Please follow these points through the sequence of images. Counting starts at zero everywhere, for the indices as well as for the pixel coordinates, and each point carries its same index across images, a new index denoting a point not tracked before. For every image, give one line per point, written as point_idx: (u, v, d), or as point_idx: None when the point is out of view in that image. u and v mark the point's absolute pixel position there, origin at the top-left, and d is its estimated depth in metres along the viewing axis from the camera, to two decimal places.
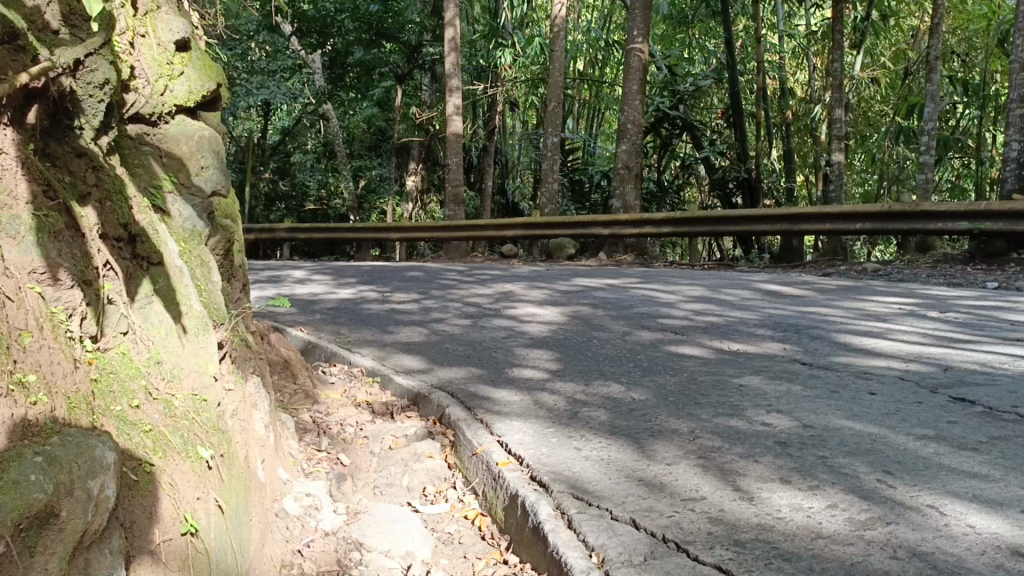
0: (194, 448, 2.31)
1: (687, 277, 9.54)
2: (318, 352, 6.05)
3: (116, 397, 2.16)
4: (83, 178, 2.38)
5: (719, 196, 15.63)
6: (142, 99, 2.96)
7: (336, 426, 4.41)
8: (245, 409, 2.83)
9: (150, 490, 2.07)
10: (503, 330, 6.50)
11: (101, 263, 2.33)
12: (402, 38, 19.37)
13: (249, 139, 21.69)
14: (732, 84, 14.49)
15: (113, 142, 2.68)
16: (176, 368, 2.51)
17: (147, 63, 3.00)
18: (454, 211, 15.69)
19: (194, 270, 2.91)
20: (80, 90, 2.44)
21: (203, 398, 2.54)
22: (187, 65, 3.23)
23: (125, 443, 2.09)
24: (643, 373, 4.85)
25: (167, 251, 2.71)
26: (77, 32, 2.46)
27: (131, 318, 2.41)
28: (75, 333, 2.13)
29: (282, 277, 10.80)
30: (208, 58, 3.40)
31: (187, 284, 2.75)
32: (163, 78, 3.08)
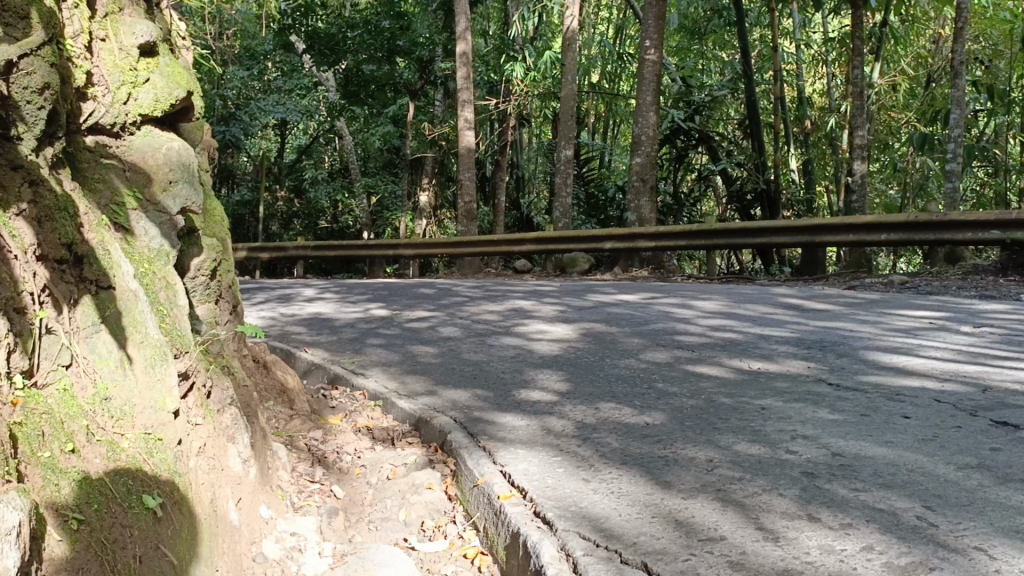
0: (138, 498, 2.14)
1: (705, 292, 9.26)
2: (321, 374, 5.83)
3: (46, 442, 1.95)
4: (17, 193, 2.19)
5: (737, 209, 15.33)
6: (101, 109, 2.84)
7: (333, 453, 4.17)
8: (211, 447, 2.68)
9: (77, 550, 1.86)
10: (513, 349, 6.25)
11: (38, 289, 2.15)
12: (414, 54, 19.28)
13: (263, 157, 21.65)
14: (749, 94, 14.24)
15: (61, 154, 2.50)
16: (126, 403, 2.34)
17: (108, 68, 2.88)
18: (466, 227, 15.47)
19: (156, 292, 2.77)
20: (17, 95, 2.23)
21: (156, 438, 2.38)
22: (154, 71, 3.09)
23: (52, 495, 1.89)
24: (659, 395, 4.59)
25: (122, 274, 2.55)
26: (11, 30, 2.23)
27: (75, 349, 2.24)
28: (0, 369, 1.92)
29: (291, 295, 10.63)
30: (177, 65, 3.26)
31: (144, 310, 2.59)
32: (126, 85, 2.94)
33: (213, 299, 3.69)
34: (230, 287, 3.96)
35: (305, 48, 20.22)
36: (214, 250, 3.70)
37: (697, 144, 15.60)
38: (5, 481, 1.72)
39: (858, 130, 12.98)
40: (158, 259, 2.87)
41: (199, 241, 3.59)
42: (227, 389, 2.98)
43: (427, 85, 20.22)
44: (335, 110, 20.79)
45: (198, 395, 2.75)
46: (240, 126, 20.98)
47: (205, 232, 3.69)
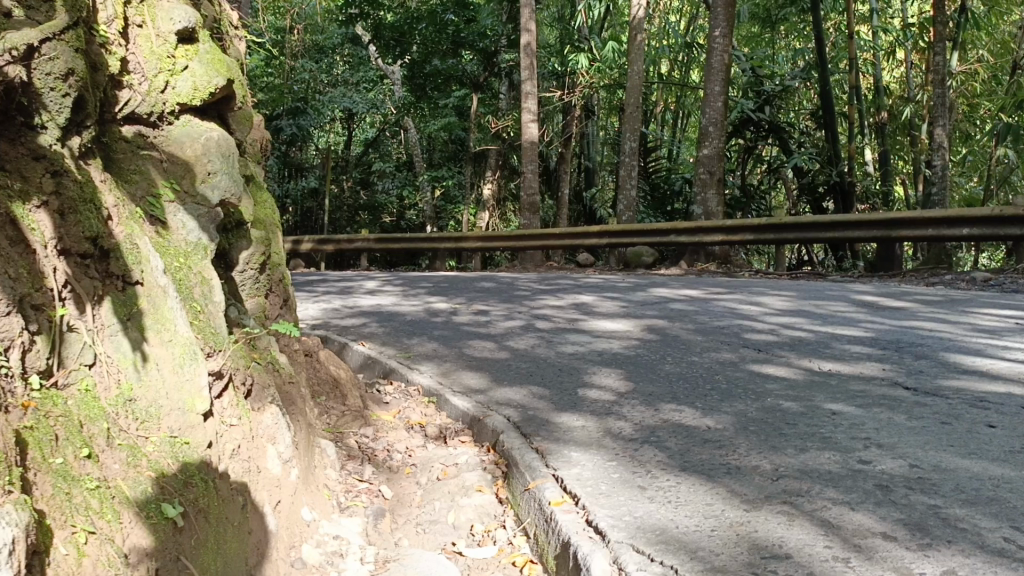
0: (158, 508, 2.08)
1: (774, 287, 8.93)
2: (376, 369, 5.76)
3: (58, 448, 1.92)
4: (38, 185, 2.18)
5: (809, 201, 14.76)
6: (137, 97, 2.83)
7: (383, 452, 4.09)
8: (248, 447, 2.63)
9: (85, 563, 1.82)
10: (571, 345, 6.09)
11: (57, 285, 2.13)
12: (479, 45, 19.17)
13: (329, 150, 21.89)
14: (824, 82, 13.68)
15: (90, 145, 2.47)
16: (154, 405, 2.31)
17: (144, 56, 2.87)
18: (529, 220, 15.32)
19: (191, 289, 2.69)
20: (40, 82, 2.22)
21: (183, 441, 2.33)
22: (192, 58, 3.04)
23: (62, 505, 1.85)
24: (722, 396, 4.37)
25: (151, 268, 2.50)
26: (33, 13, 2.27)
27: (99, 348, 2.21)
28: (13, 370, 1.91)
29: (353, 288, 10.66)
30: (218, 52, 3.20)
31: (173, 306, 2.54)
32: (163, 72, 2.92)
33: (262, 293, 3.65)
34: (281, 281, 3.93)
35: (371, 42, 20.35)
36: (263, 242, 3.65)
37: (768, 136, 15.07)
38: (5, 492, 1.67)
39: (941, 119, 12.35)
40: (195, 253, 2.81)
41: (248, 234, 3.55)
42: (270, 387, 2.93)
43: (492, 77, 20.10)
44: (400, 104, 20.83)
45: (234, 393, 2.70)
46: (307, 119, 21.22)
47: (254, 226, 3.65)
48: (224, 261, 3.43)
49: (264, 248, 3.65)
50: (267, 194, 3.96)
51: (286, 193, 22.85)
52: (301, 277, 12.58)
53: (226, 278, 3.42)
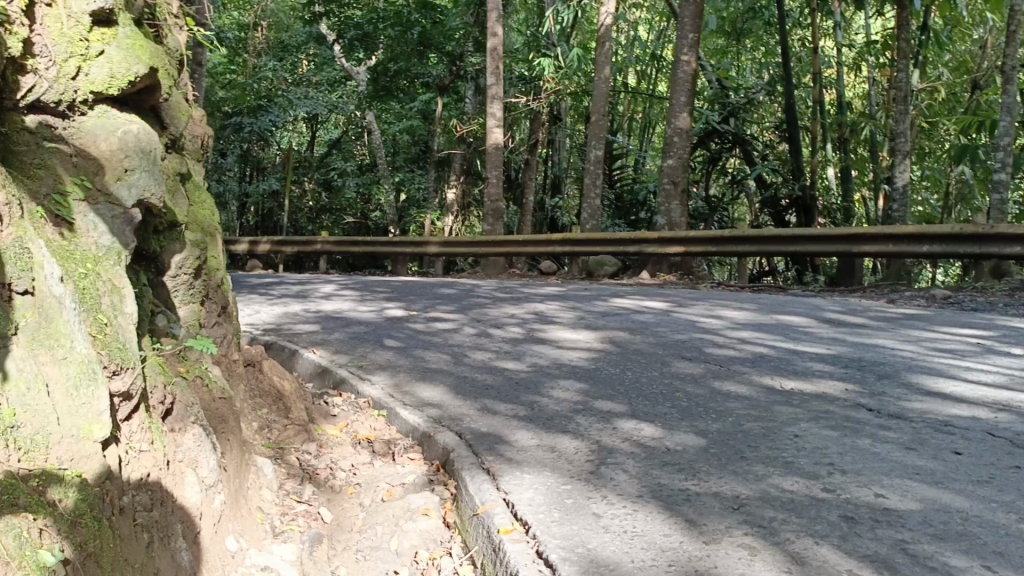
0: (36, 554, 1.76)
1: (736, 300, 8.85)
2: (327, 378, 5.53)
3: None
4: None
5: (771, 214, 14.76)
6: (44, 84, 2.56)
7: (325, 469, 3.87)
8: (158, 475, 2.41)
9: None
10: (529, 357, 5.91)
11: None
12: (446, 48, 18.87)
13: (291, 151, 21.48)
14: (788, 96, 13.70)
15: None
16: (39, 432, 1.99)
17: (53, 39, 2.59)
18: (492, 225, 15.15)
19: (97, 296, 2.41)
20: None
21: (75, 472, 2.03)
22: (109, 43, 2.78)
23: None
24: (682, 415, 4.21)
25: (43, 276, 2.16)
26: None
27: None
28: None
29: (309, 291, 10.38)
30: (140, 37, 2.96)
31: (70, 318, 2.21)
32: (75, 58, 2.65)
33: (197, 300, 3.43)
34: (219, 287, 3.71)
35: (336, 42, 20.04)
36: (198, 246, 3.43)
37: (733, 148, 15.07)
38: None
39: (903, 135, 12.40)
40: (107, 259, 2.57)
41: (182, 236, 3.33)
42: (193, 405, 2.76)
43: (458, 81, 19.88)
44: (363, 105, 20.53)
45: (147, 414, 2.48)
46: (268, 118, 20.82)
47: (190, 229, 3.45)
48: (155, 266, 3.20)
49: (199, 252, 3.43)
50: (208, 195, 3.77)
51: (246, 193, 22.37)
52: (256, 279, 12.25)
53: (157, 284, 3.20)
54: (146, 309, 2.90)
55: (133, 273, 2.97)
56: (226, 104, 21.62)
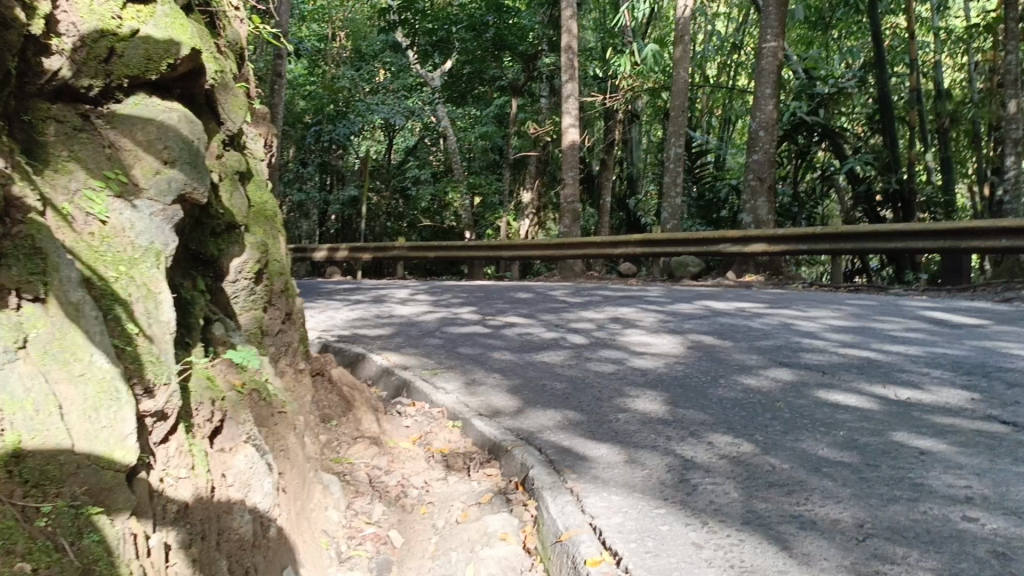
0: None
1: (830, 301, 8.28)
2: (396, 383, 5.31)
3: None
4: None
5: (864, 211, 13.94)
6: (70, 65, 2.39)
7: (397, 486, 3.61)
8: (201, 503, 2.18)
9: None
10: (611, 363, 5.57)
11: None
12: (520, 49, 18.57)
13: (368, 158, 21.57)
14: (881, 84, 12.89)
15: None
16: (50, 460, 1.74)
17: (81, 16, 2.41)
18: (570, 227, 14.79)
19: (126, 301, 2.18)
20: None
21: (91, 510, 1.78)
22: (145, 21, 2.60)
23: None
24: (785, 428, 3.79)
25: (58, 280, 1.96)
26: None
27: None
28: None
29: (385, 297, 10.25)
30: (179, 14, 2.77)
31: (89, 326, 1.98)
32: (106, 38, 2.47)
33: (259, 307, 3.23)
34: (283, 293, 3.49)
35: (410, 47, 20.05)
36: (258, 249, 3.23)
37: (822, 141, 14.33)
38: None
39: (1014, 119, 11.46)
40: (144, 260, 2.34)
41: (241, 239, 3.13)
42: (247, 424, 2.57)
43: (533, 81, 19.63)
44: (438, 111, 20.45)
45: (187, 434, 2.26)
46: (346, 124, 20.99)
47: (248, 231, 3.24)
48: (212, 270, 3.00)
49: (260, 255, 3.22)
50: (271, 195, 3.60)
51: (326, 201, 22.55)
52: (332, 285, 12.19)
53: (216, 289, 3.00)
54: (198, 316, 2.68)
55: (186, 278, 2.79)
56: (306, 114, 21.90)
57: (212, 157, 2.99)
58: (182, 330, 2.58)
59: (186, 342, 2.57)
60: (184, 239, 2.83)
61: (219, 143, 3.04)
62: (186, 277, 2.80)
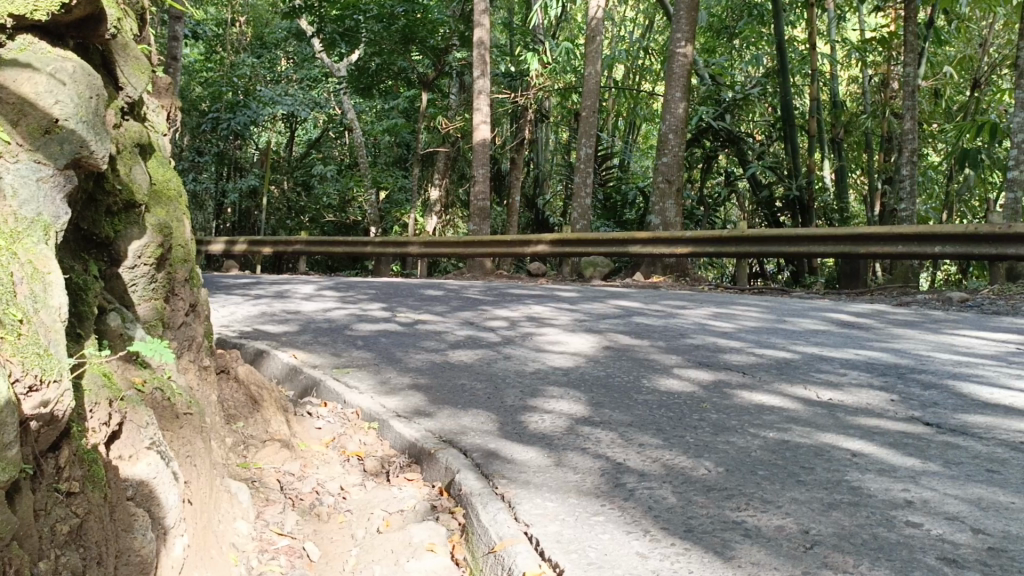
0: None
1: (739, 303, 8.39)
2: (303, 381, 5.00)
3: None
4: None
5: (765, 216, 14.30)
6: None
7: (310, 493, 3.34)
8: (94, 521, 1.87)
9: None
10: (531, 362, 5.41)
11: None
12: (430, 43, 18.27)
13: (269, 148, 20.78)
14: (784, 93, 13.24)
15: None
16: None
17: None
18: (479, 226, 14.61)
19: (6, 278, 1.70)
20: None
21: None
22: None
23: None
24: (715, 430, 3.71)
25: None
26: None
27: None
28: None
29: (288, 292, 9.80)
30: None
31: None
32: None
33: (160, 297, 2.90)
34: (187, 282, 3.16)
35: (315, 36, 19.40)
36: (160, 232, 2.90)
37: (727, 146, 14.60)
38: None
39: (908, 130, 11.95)
40: (29, 234, 1.91)
41: (141, 220, 2.80)
42: (150, 427, 2.26)
43: (442, 76, 19.35)
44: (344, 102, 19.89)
45: (80, 439, 1.93)
46: (246, 113, 20.14)
47: (149, 211, 2.91)
48: (108, 254, 2.67)
49: (162, 239, 2.90)
50: (173, 173, 3.29)
51: (223, 192, 21.55)
52: (229, 280, 11.60)
53: (110, 276, 2.66)
54: (92, 305, 2.35)
55: (77, 261, 2.44)
56: (203, 100, 20.93)
57: (111, 126, 2.66)
58: (72, 319, 2.23)
59: (78, 333, 2.23)
60: (75, 216, 2.48)
61: (118, 111, 2.71)
62: (77, 259, 2.46)
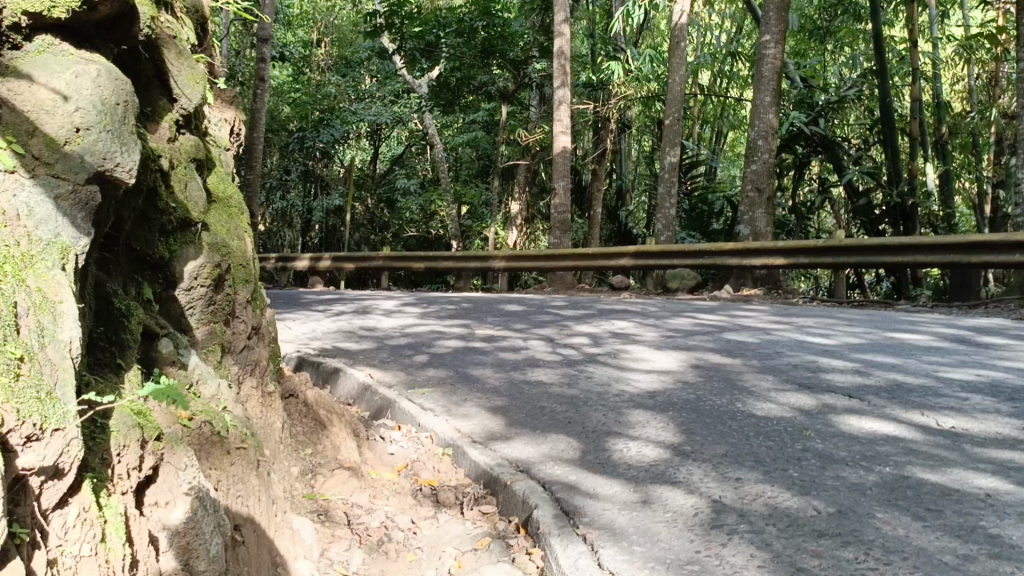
0: None
1: (838, 317, 7.85)
2: (375, 401, 4.84)
3: None
4: None
5: (863, 224, 13.59)
6: None
7: (379, 527, 3.12)
8: None
9: None
10: (614, 382, 5.10)
11: None
12: (510, 55, 18.15)
13: (352, 165, 21.00)
14: (883, 94, 12.49)
15: None
16: None
17: None
18: (560, 238, 14.35)
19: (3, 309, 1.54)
20: None
21: None
22: None
23: None
24: (822, 463, 3.33)
25: None
26: None
27: None
28: None
29: (368, 308, 9.72)
30: None
31: None
32: None
33: (219, 320, 2.76)
34: (249, 303, 3.01)
35: (396, 53, 19.57)
36: (216, 251, 2.77)
37: (820, 152, 13.92)
38: None
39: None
40: (43, 258, 1.76)
41: (197, 239, 2.69)
42: (191, 470, 2.09)
43: (522, 89, 19.20)
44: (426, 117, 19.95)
45: (101, 492, 1.76)
46: (330, 131, 20.44)
47: (206, 231, 2.80)
48: (162, 276, 2.56)
49: (219, 258, 2.76)
50: (235, 188, 3.23)
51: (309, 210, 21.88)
52: (310, 295, 11.63)
53: (165, 299, 2.56)
54: (135, 332, 2.24)
55: (127, 285, 2.36)
56: (290, 120, 21.36)
57: (164, 139, 2.64)
58: (113, 347, 2.14)
59: (118, 363, 2.12)
60: (126, 236, 2.39)
61: (172, 124, 2.69)
62: (127, 283, 2.37)
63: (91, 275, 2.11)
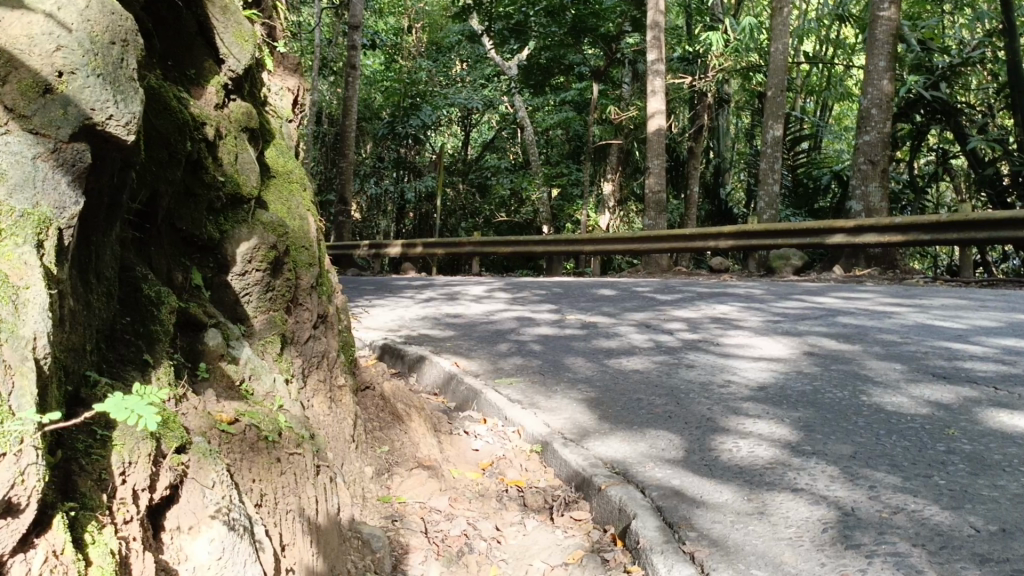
0: None
1: (966, 297, 7.10)
2: (461, 392, 4.54)
3: None
4: None
5: (990, 195, 12.52)
6: None
7: (459, 535, 2.81)
8: None
9: None
10: (717, 371, 4.64)
11: None
12: (600, 30, 17.50)
13: (443, 150, 20.85)
14: (1014, 53, 11.39)
15: None
16: None
17: None
18: (655, 219, 13.76)
19: None
20: None
21: None
22: None
23: None
24: (975, 468, 2.82)
25: None
26: None
27: None
28: None
29: (456, 294, 9.47)
30: None
31: None
32: None
33: (279, 308, 2.55)
34: (314, 288, 2.75)
35: (485, 34, 19.31)
36: (272, 230, 2.55)
37: (940, 120, 12.87)
38: None
39: None
40: (11, 234, 1.53)
41: (250, 219, 2.52)
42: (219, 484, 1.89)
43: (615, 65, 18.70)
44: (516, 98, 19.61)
45: (92, 527, 1.53)
46: (421, 116, 20.29)
47: (261, 208, 2.60)
48: (212, 260, 2.38)
49: (276, 238, 2.54)
50: (295, 162, 3.04)
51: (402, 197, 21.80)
52: (398, 283, 11.46)
53: (216, 285, 2.39)
54: (167, 324, 2.03)
55: (173, 269, 2.21)
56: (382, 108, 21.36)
57: (211, 104, 2.52)
58: (140, 341, 1.94)
59: (145, 360, 1.92)
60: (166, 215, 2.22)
61: (220, 88, 2.56)
62: (168, 270, 2.18)
63: (109, 254, 1.93)
